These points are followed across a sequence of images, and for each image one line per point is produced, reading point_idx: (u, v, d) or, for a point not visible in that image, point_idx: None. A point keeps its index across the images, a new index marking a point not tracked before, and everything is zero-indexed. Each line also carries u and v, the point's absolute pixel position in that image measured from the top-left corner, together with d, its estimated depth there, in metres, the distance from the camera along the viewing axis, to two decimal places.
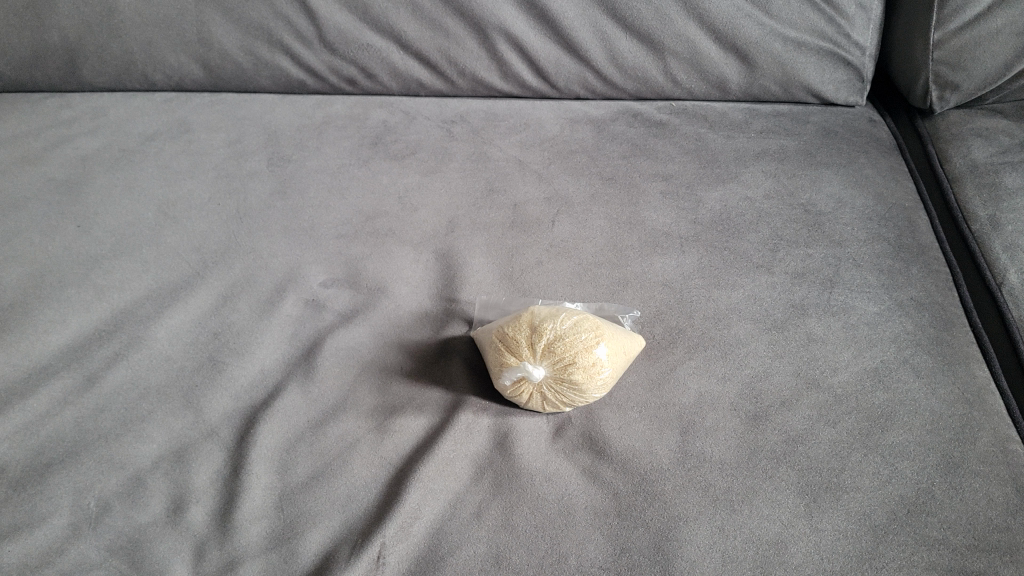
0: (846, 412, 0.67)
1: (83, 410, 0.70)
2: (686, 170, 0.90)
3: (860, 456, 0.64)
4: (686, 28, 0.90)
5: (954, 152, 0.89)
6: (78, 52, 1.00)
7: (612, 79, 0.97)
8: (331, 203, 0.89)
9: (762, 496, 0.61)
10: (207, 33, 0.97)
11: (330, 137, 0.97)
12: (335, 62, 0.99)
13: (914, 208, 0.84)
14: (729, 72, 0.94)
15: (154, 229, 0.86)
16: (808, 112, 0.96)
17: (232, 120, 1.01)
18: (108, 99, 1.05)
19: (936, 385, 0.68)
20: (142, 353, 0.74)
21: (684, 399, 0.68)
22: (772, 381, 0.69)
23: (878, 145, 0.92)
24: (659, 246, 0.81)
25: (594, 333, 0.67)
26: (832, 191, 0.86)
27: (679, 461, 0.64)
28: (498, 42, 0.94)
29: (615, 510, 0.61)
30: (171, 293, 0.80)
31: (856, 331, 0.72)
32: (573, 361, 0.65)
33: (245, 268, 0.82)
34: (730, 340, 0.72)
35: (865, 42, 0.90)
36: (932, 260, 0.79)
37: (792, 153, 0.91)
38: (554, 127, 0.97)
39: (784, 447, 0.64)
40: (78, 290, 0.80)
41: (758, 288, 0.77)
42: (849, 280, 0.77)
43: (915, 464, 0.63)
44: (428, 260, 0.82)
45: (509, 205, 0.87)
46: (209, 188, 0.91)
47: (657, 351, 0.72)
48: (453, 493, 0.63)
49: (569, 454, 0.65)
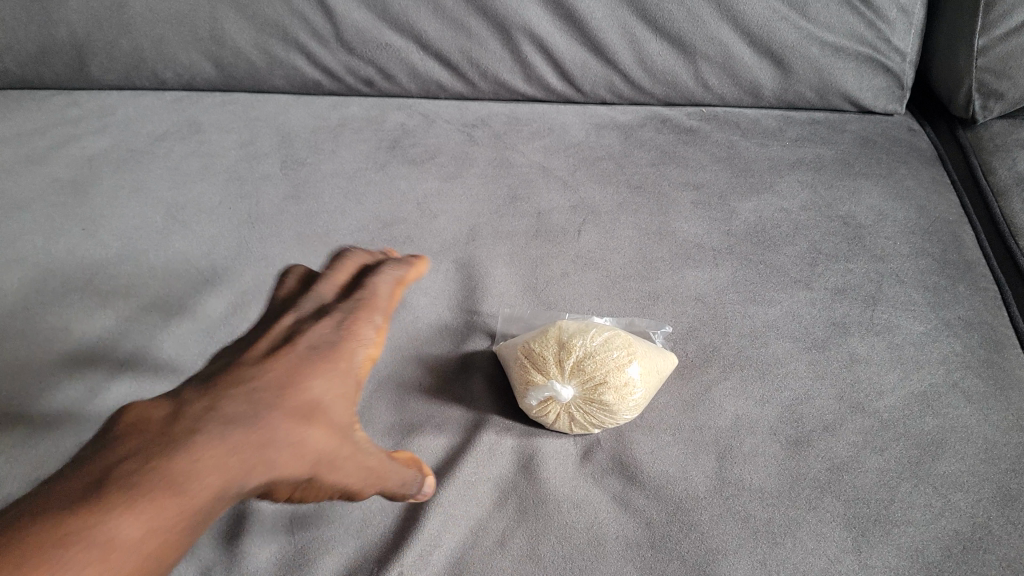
0: (894, 439, 0.63)
1: (84, 424, 0.66)
2: (718, 179, 0.86)
3: (911, 487, 0.60)
4: (718, 30, 0.86)
5: (998, 164, 0.85)
6: (86, 49, 0.97)
7: (640, 83, 0.93)
8: (346, 208, 0.85)
9: (806, 529, 0.58)
10: (220, 30, 0.94)
11: (345, 140, 0.93)
12: (352, 62, 0.96)
13: (959, 222, 0.80)
14: (763, 78, 0.90)
15: (161, 233, 0.83)
16: (845, 120, 0.92)
17: (244, 121, 0.97)
18: (116, 97, 1.01)
19: (989, 411, 0.64)
20: (148, 364, 0.71)
21: (721, 421, 0.64)
22: (815, 404, 0.65)
23: (919, 156, 0.87)
24: (691, 259, 0.77)
25: (626, 350, 0.64)
26: (872, 204, 0.82)
27: (716, 489, 0.60)
28: (522, 43, 0.91)
29: (648, 541, 0.57)
30: (179, 302, 0.76)
31: (902, 351, 0.69)
32: (604, 381, 0.62)
33: (257, 276, 0.78)
34: (768, 360, 0.68)
35: (906, 47, 0.86)
36: (979, 277, 0.75)
37: (829, 163, 0.87)
38: (579, 133, 0.93)
39: (829, 475, 0.60)
40: (81, 297, 0.76)
41: (796, 305, 0.73)
42: (892, 298, 0.73)
43: (970, 496, 0.59)
44: (449, 269, 0.78)
45: (533, 212, 0.83)
46: (220, 191, 0.88)
47: (690, 370, 0.68)
48: (475, 519, 0.59)
49: (598, 478, 0.61)
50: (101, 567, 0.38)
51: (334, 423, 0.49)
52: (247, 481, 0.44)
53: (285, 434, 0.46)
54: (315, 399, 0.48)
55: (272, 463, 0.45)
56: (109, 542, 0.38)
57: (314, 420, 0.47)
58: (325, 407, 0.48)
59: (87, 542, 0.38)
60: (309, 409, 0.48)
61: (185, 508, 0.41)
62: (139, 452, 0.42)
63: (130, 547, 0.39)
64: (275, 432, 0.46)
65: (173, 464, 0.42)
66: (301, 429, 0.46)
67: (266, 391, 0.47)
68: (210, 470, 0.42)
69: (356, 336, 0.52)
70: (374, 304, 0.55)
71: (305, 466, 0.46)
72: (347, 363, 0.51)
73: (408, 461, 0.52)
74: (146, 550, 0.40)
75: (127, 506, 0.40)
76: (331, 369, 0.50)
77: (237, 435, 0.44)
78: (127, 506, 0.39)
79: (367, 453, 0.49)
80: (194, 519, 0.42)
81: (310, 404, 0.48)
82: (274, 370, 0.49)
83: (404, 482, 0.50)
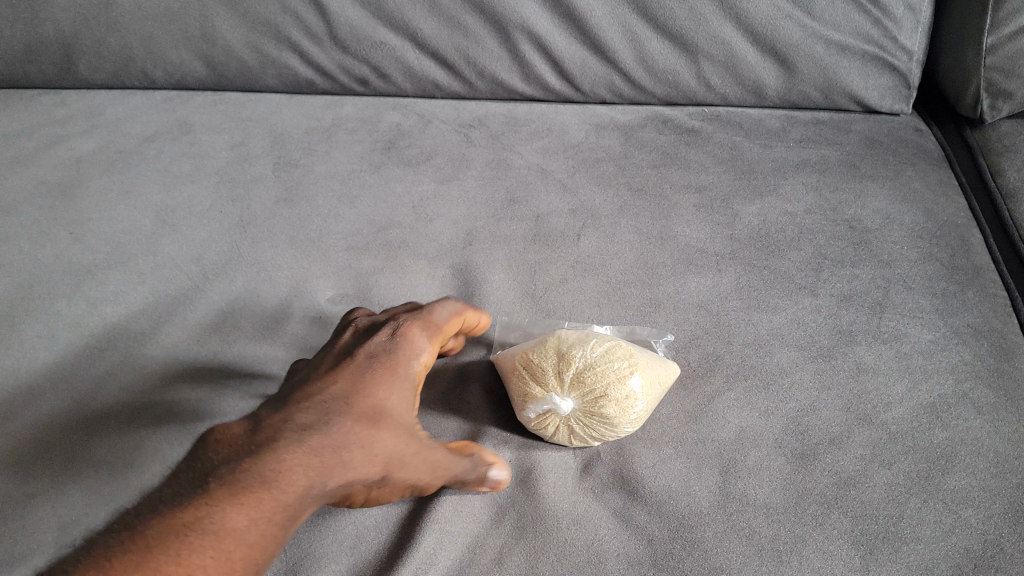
0: (903, 452, 0.61)
1: (69, 436, 0.64)
2: (721, 181, 0.84)
3: (920, 502, 0.58)
4: (721, 29, 0.84)
5: (1008, 165, 0.83)
6: (74, 47, 0.94)
7: (641, 82, 0.91)
8: (340, 212, 0.83)
9: (812, 546, 0.56)
10: (211, 29, 0.92)
11: (339, 141, 0.91)
12: (346, 61, 0.93)
13: (967, 225, 0.78)
14: (766, 77, 0.88)
15: (150, 237, 0.81)
16: (850, 121, 0.90)
17: (235, 121, 0.95)
18: (105, 97, 0.99)
19: (1000, 422, 0.63)
20: (136, 374, 0.69)
21: (725, 434, 0.62)
22: (821, 416, 0.63)
23: (926, 157, 0.86)
24: (693, 264, 0.75)
25: (627, 362, 0.62)
26: (878, 207, 0.80)
27: (720, 504, 0.58)
28: (520, 41, 0.89)
29: (650, 559, 0.56)
30: (168, 308, 0.74)
31: (910, 360, 0.67)
32: (605, 394, 0.60)
33: (249, 282, 0.76)
34: (772, 370, 0.67)
35: (913, 46, 0.84)
36: (988, 283, 0.73)
37: (834, 164, 0.85)
38: (578, 134, 0.91)
39: (836, 490, 0.59)
40: (68, 304, 0.74)
41: (801, 312, 0.71)
42: (900, 305, 0.71)
43: (981, 512, 0.57)
44: (445, 275, 0.76)
45: (531, 216, 0.81)
46: (211, 193, 0.86)
47: (692, 380, 0.66)
48: (472, 536, 0.57)
49: (598, 493, 0.60)
50: (214, 555, 0.42)
51: (399, 424, 0.52)
52: (329, 481, 0.47)
53: (361, 436, 0.49)
54: (383, 404, 0.52)
55: (351, 463, 0.48)
56: (219, 532, 0.43)
57: (384, 423, 0.51)
58: (391, 411, 0.52)
59: (200, 531, 0.42)
60: (378, 413, 0.51)
61: (278, 504, 0.45)
62: (234, 454, 0.46)
63: (236, 539, 0.43)
64: (351, 436, 0.49)
65: (266, 465, 0.46)
66: (374, 432, 0.50)
67: (339, 398, 0.51)
68: (299, 468, 0.46)
69: (412, 347, 0.57)
70: (431, 322, 0.59)
71: (378, 465, 0.50)
72: (406, 372, 0.55)
73: (462, 449, 0.56)
74: (247, 542, 0.44)
75: (229, 504, 0.44)
76: (391, 377, 0.54)
77: (319, 439, 0.48)
78: (231, 500, 0.44)
79: (434, 449, 0.54)
80: (286, 517, 0.46)
81: (378, 409, 0.51)
82: (341, 380, 0.53)
83: (463, 468, 0.55)
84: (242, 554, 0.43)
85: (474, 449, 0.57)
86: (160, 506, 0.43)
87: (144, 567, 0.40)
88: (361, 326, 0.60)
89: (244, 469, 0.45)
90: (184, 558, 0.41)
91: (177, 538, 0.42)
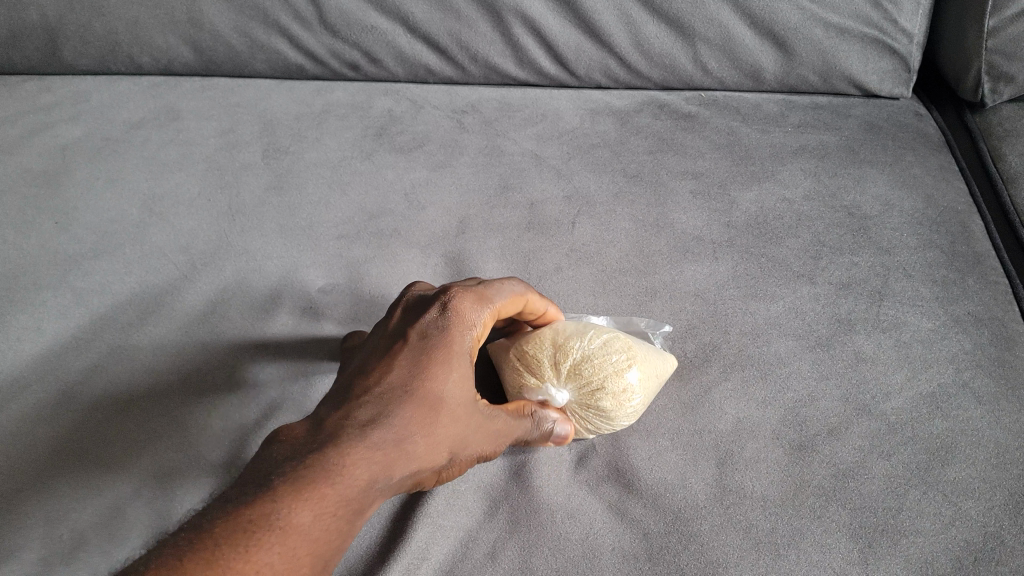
0: (902, 443, 0.60)
1: (54, 429, 0.63)
2: (718, 167, 0.82)
3: (919, 494, 0.57)
4: (718, 12, 0.83)
5: (1009, 150, 0.82)
6: (59, 32, 0.93)
7: (636, 67, 0.89)
8: (331, 200, 0.82)
9: (810, 540, 0.55)
10: (198, 13, 0.90)
11: (330, 127, 0.90)
12: (337, 45, 0.92)
13: (968, 211, 0.77)
14: (764, 61, 0.86)
15: (138, 226, 0.80)
16: (849, 105, 0.89)
17: (224, 107, 0.93)
18: (92, 83, 0.98)
19: (1000, 413, 0.62)
20: (123, 366, 0.67)
21: (721, 425, 0.61)
22: (819, 407, 0.62)
23: (926, 142, 0.84)
24: (689, 252, 0.74)
25: (626, 354, 0.61)
26: (877, 192, 0.79)
27: (717, 497, 0.57)
28: (513, 25, 0.87)
29: (646, 553, 0.55)
30: (155, 299, 0.73)
31: (909, 350, 0.66)
32: (601, 387, 0.60)
33: (238, 272, 0.75)
34: (770, 359, 0.66)
35: (913, 29, 0.83)
36: (989, 271, 0.72)
37: (833, 150, 0.83)
38: (573, 119, 0.89)
39: (834, 483, 0.58)
40: (54, 294, 0.73)
41: (799, 300, 0.70)
42: (899, 293, 0.70)
43: (981, 504, 0.57)
44: (437, 264, 0.75)
45: (525, 203, 0.80)
46: (199, 181, 0.84)
47: (689, 370, 0.65)
48: (465, 530, 0.57)
49: (593, 486, 0.59)
50: (283, 553, 0.39)
51: (460, 408, 0.50)
52: (393, 474, 0.45)
53: (422, 424, 0.47)
54: (445, 388, 0.49)
55: (414, 453, 0.46)
56: (287, 528, 0.39)
57: (445, 407, 0.49)
58: (454, 394, 0.50)
59: (267, 527, 0.39)
60: (438, 397, 0.49)
61: (347, 500, 0.42)
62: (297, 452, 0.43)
63: (305, 538, 0.40)
64: (412, 425, 0.47)
65: (331, 460, 0.43)
66: (435, 418, 0.48)
67: (398, 385, 0.48)
68: (363, 462, 0.44)
69: (471, 323, 0.54)
70: (489, 296, 0.56)
71: (440, 451, 0.48)
72: (464, 350, 0.52)
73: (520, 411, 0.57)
74: (317, 541, 0.41)
75: (297, 504, 0.40)
76: (449, 357, 0.51)
77: (383, 432, 0.45)
78: (295, 495, 0.40)
79: (491, 423, 0.53)
80: (354, 511, 0.43)
81: (441, 393, 0.49)
82: (398, 365, 0.49)
83: (524, 428, 0.56)
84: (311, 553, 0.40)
85: (535, 407, 0.58)
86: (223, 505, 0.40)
87: (216, 565, 0.37)
88: (413, 300, 0.56)
89: (308, 465, 0.42)
90: (253, 555, 0.38)
91: (245, 539, 0.38)
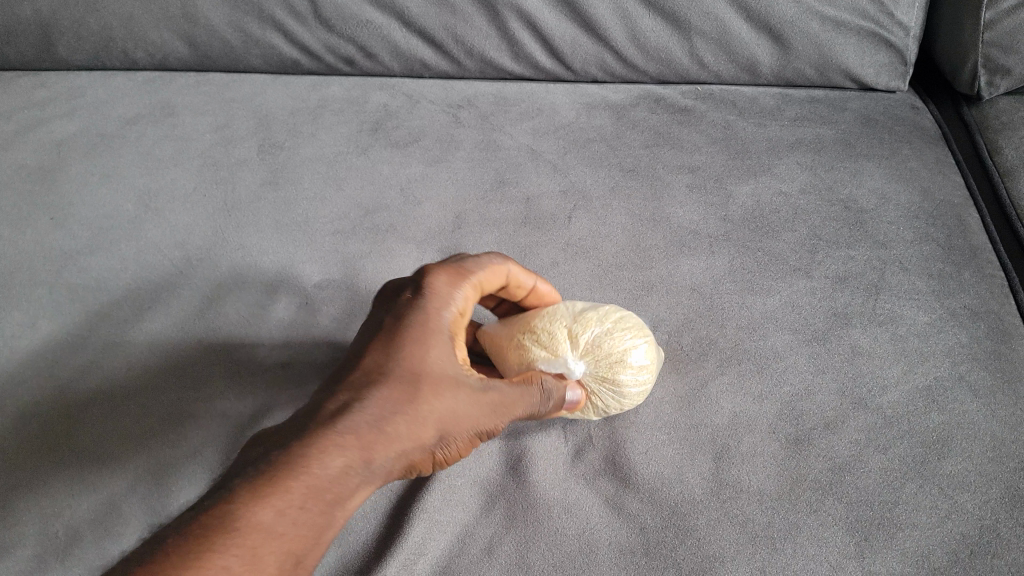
0: (898, 437, 0.60)
1: (50, 425, 0.63)
2: (714, 161, 0.82)
3: (915, 488, 0.57)
4: (714, 5, 0.83)
5: (1005, 144, 0.82)
6: (53, 27, 0.93)
7: (633, 61, 0.89)
8: (327, 194, 0.82)
9: (807, 533, 0.55)
10: (193, 8, 0.90)
11: (326, 122, 0.90)
12: (332, 40, 0.92)
13: (964, 205, 0.77)
14: (760, 54, 0.86)
15: (133, 222, 0.79)
16: (846, 99, 0.88)
17: (219, 102, 0.93)
18: (86, 78, 0.97)
19: (996, 406, 0.62)
20: (118, 362, 0.67)
21: (718, 419, 0.61)
22: (816, 401, 0.62)
23: (923, 135, 0.84)
24: (686, 246, 0.74)
25: (638, 334, 0.63)
26: (874, 186, 0.79)
27: (713, 491, 0.57)
28: (509, 19, 0.87)
29: (643, 548, 0.55)
30: (151, 295, 0.73)
31: (905, 343, 0.66)
32: (619, 361, 0.60)
33: (234, 267, 0.75)
34: (766, 353, 0.65)
35: (910, 21, 0.83)
36: (985, 264, 0.72)
37: (830, 143, 0.83)
38: (569, 113, 0.89)
39: (830, 476, 0.58)
40: (49, 290, 0.73)
41: (795, 294, 0.70)
42: (896, 287, 0.70)
43: (977, 497, 0.57)
44: (433, 259, 0.75)
45: (521, 198, 0.80)
46: (194, 177, 0.84)
47: (686, 364, 0.65)
48: (461, 526, 0.57)
49: (589, 481, 0.59)
50: (247, 554, 0.37)
51: (442, 381, 0.49)
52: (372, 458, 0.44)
53: (400, 403, 0.46)
54: (421, 364, 0.49)
55: (393, 434, 0.45)
56: (246, 527, 0.38)
57: (424, 380, 0.48)
58: (433, 370, 0.49)
59: (225, 529, 0.37)
60: (417, 373, 0.48)
61: (315, 491, 0.41)
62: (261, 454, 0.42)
63: (269, 535, 0.38)
64: (389, 405, 0.46)
65: (295, 453, 0.41)
66: (415, 394, 0.47)
67: (371, 369, 0.48)
68: (336, 449, 0.42)
69: (447, 300, 0.53)
70: (465, 271, 0.56)
71: (428, 427, 0.47)
72: (442, 326, 0.52)
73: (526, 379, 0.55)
74: (285, 537, 0.39)
75: (257, 503, 0.39)
76: (425, 334, 0.50)
77: (357, 416, 0.44)
78: (255, 495, 0.39)
79: (489, 395, 0.51)
80: (327, 500, 0.41)
81: (418, 370, 0.48)
82: (373, 351, 0.49)
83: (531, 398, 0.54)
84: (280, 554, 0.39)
85: (543, 377, 0.55)
86: (183, 514, 0.38)
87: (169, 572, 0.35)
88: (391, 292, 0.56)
89: (272, 461, 0.41)
90: (207, 560, 0.36)
91: (200, 541, 0.37)
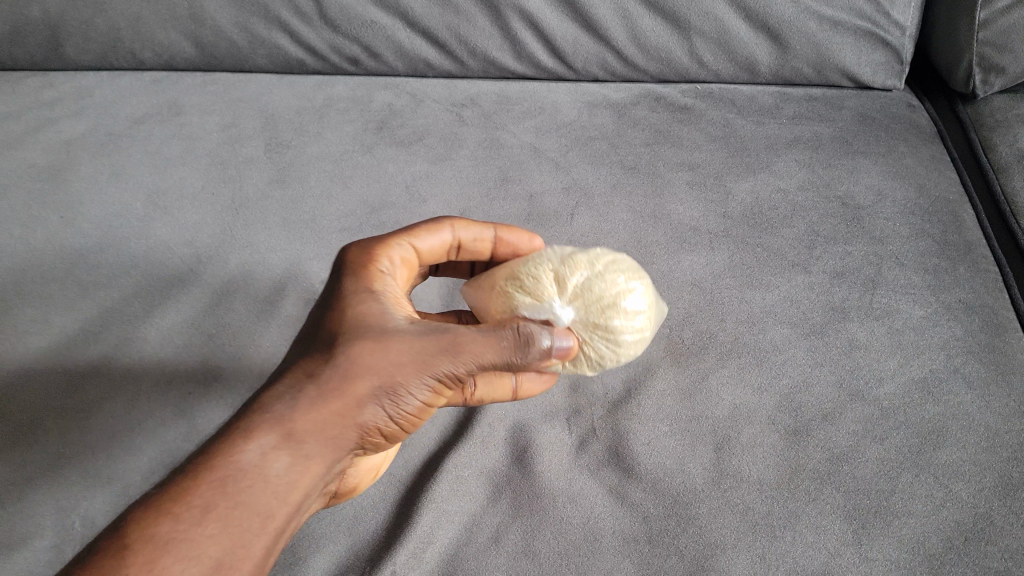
0: (895, 427, 0.61)
1: (64, 419, 0.64)
2: (714, 159, 0.84)
3: (911, 477, 0.59)
4: (714, 5, 0.84)
5: (999, 141, 0.83)
6: (61, 29, 0.94)
7: (633, 60, 0.90)
8: (333, 192, 0.83)
9: (806, 521, 0.56)
10: (200, 8, 0.91)
11: (331, 122, 0.91)
12: (337, 40, 0.93)
13: (959, 201, 0.78)
14: (759, 53, 0.88)
15: (142, 221, 0.81)
16: (843, 97, 0.90)
17: (226, 102, 0.94)
18: (93, 78, 0.98)
19: (990, 397, 0.63)
20: (130, 357, 0.69)
21: (718, 411, 0.63)
22: (814, 393, 0.64)
23: (919, 133, 0.85)
24: (686, 243, 0.76)
25: (631, 274, 0.60)
26: (870, 183, 0.80)
27: (714, 481, 0.59)
28: (512, 19, 0.88)
29: (646, 536, 0.56)
30: (161, 292, 0.74)
31: (901, 337, 0.67)
32: (611, 304, 0.58)
33: (243, 264, 0.76)
34: (766, 347, 0.67)
35: (906, 21, 0.84)
36: (980, 259, 0.73)
37: (827, 141, 0.85)
38: (570, 112, 0.91)
39: (829, 466, 0.59)
40: (61, 288, 0.74)
41: (794, 289, 0.71)
42: (892, 281, 0.71)
43: (971, 486, 0.58)
44: None
45: (524, 195, 0.81)
46: (202, 176, 0.85)
47: (687, 357, 0.67)
48: (468, 515, 0.58)
49: (593, 470, 0.60)
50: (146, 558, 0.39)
51: (363, 334, 0.48)
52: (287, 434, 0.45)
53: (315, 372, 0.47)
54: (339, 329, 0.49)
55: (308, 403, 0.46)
56: (144, 536, 0.40)
57: (343, 340, 0.48)
58: (354, 328, 0.49)
59: (122, 543, 0.40)
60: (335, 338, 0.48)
61: (224, 484, 0.43)
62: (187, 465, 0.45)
63: (171, 537, 0.40)
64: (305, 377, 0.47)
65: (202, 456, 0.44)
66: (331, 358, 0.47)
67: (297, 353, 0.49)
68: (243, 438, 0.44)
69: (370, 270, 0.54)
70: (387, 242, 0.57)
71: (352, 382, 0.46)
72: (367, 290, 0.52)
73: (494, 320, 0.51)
74: (196, 535, 0.41)
75: (156, 513, 0.41)
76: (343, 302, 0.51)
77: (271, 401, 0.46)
78: (156, 506, 0.41)
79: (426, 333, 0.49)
80: (237, 488, 0.43)
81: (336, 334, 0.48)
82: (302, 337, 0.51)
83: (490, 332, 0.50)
84: (195, 554, 0.41)
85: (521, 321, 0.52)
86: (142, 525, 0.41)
87: None
88: None
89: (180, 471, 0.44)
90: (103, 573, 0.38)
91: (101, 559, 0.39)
